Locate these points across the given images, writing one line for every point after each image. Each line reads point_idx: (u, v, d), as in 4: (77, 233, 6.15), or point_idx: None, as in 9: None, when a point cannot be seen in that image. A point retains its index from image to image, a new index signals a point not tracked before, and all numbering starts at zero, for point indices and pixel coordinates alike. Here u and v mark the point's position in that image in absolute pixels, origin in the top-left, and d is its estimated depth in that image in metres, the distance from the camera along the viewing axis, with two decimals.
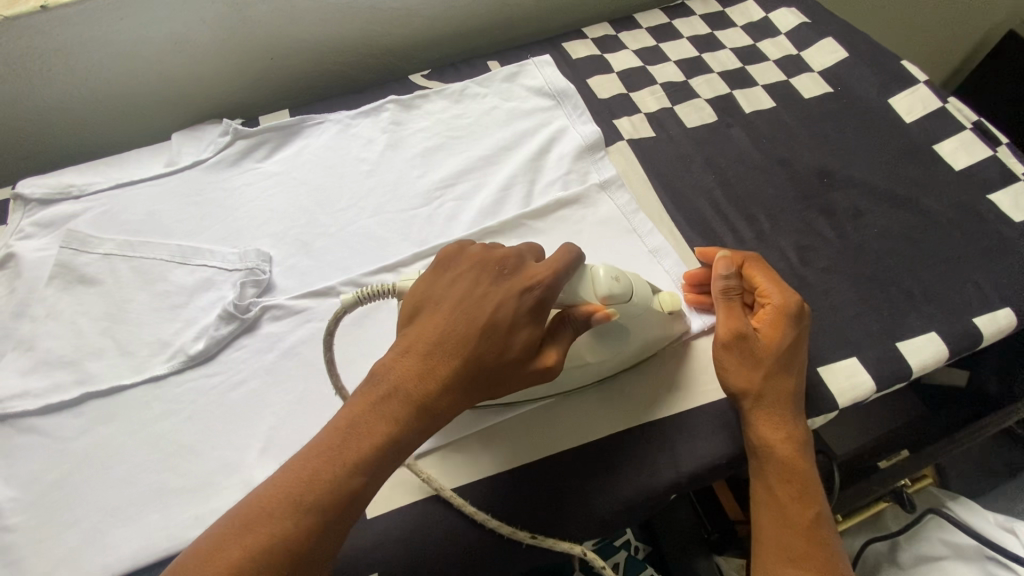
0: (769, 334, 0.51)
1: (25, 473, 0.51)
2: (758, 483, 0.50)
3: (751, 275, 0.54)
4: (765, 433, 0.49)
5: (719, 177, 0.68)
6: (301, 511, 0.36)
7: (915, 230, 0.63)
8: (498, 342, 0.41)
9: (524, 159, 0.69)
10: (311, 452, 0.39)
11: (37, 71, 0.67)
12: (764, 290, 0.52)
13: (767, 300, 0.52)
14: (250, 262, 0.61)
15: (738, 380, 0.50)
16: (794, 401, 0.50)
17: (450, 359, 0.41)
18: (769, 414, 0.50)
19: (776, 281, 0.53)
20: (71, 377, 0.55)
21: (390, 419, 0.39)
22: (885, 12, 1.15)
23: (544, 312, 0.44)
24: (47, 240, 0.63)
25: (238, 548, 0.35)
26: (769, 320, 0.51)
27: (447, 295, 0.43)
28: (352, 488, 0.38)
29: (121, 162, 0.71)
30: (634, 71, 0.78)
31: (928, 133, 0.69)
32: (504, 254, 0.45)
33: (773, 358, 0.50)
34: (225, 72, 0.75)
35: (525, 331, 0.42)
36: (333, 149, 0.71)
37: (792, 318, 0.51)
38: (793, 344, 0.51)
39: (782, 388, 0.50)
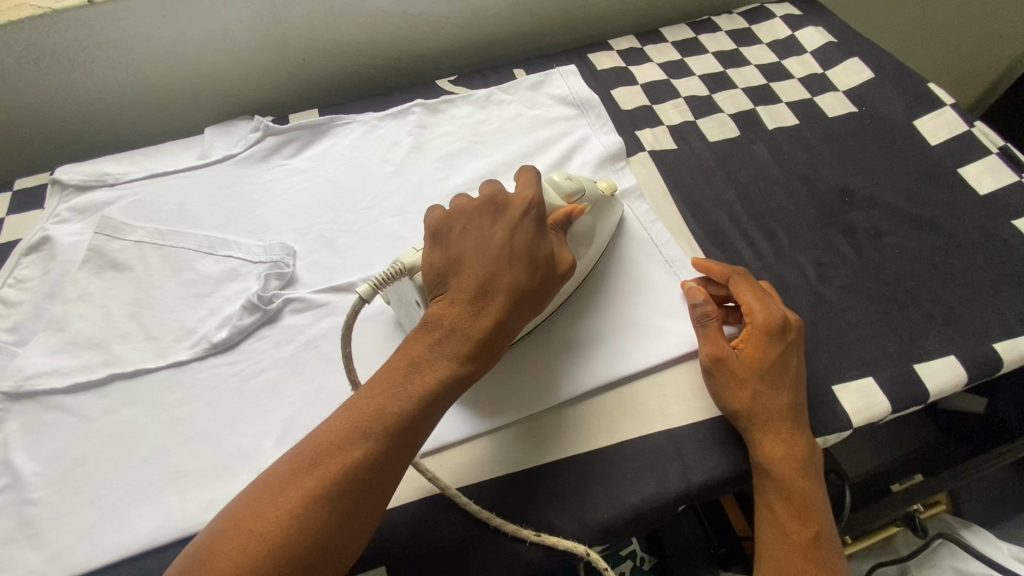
0: (754, 350, 0.51)
1: (50, 449, 0.52)
2: (760, 501, 0.50)
3: (737, 293, 0.55)
4: (762, 450, 0.49)
5: (739, 192, 0.68)
6: (375, 432, 0.41)
7: (937, 253, 0.62)
8: (525, 268, 0.47)
9: (546, 165, 0.70)
10: (373, 392, 0.43)
11: (81, 62, 0.70)
12: (749, 306, 0.53)
13: (752, 318, 0.52)
14: (275, 255, 0.63)
15: (728, 399, 0.51)
16: (792, 417, 0.50)
17: (494, 294, 0.46)
18: (765, 432, 0.49)
19: (761, 298, 0.53)
20: (97, 359, 0.56)
21: (444, 346, 0.45)
22: (913, 34, 1.14)
23: (546, 231, 0.50)
24: (82, 225, 0.66)
25: (315, 479, 0.38)
26: (753, 339, 0.52)
27: (465, 241, 0.48)
28: (421, 408, 0.42)
29: (155, 154, 0.73)
30: (658, 84, 0.79)
31: (953, 156, 0.69)
32: (495, 193, 0.50)
33: (758, 374, 0.51)
34: (259, 70, 0.77)
35: (542, 256, 0.49)
36: (360, 148, 0.72)
37: (775, 335, 0.51)
38: (779, 361, 0.51)
39: (776, 405, 0.50)
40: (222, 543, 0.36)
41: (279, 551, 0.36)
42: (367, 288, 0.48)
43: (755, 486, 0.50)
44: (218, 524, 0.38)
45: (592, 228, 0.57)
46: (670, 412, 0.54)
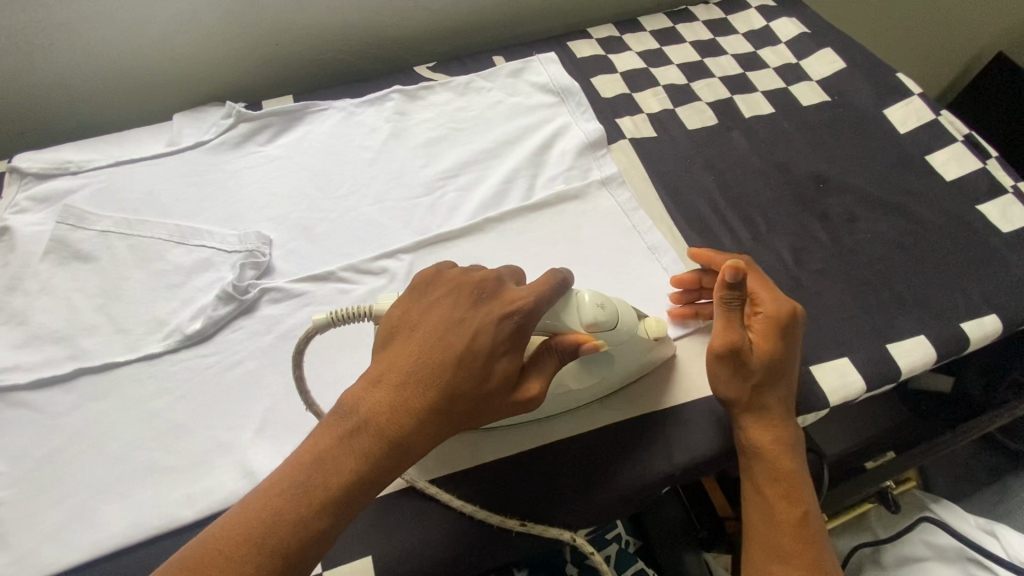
0: (761, 339, 0.50)
1: (13, 448, 0.50)
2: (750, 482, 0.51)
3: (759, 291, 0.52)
4: (754, 435, 0.50)
5: (718, 178, 0.69)
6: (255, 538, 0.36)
7: (906, 237, 0.64)
8: (476, 370, 0.40)
9: (527, 153, 0.70)
10: (276, 486, 0.37)
11: (40, 45, 0.67)
12: (761, 300, 0.52)
13: (761, 309, 0.51)
14: (250, 244, 0.61)
15: (722, 386, 0.51)
16: (783, 404, 0.51)
17: (425, 392, 0.40)
18: (757, 417, 0.50)
19: (777, 299, 0.52)
20: (63, 353, 0.54)
21: (356, 444, 0.39)
22: (884, 25, 1.17)
23: (523, 341, 0.42)
24: (42, 215, 0.63)
25: None
26: (761, 330, 0.50)
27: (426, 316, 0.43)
28: (323, 521, 0.37)
29: (120, 140, 0.70)
30: (637, 73, 0.79)
31: (921, 144, 0.71)
32: (483, 279, 0.44)
33: (762, 362, 0.49)
34: (230, 55, 0.75)
35: (502, 361, 0.41)
36: (336, 135, 0.71)
37: (783, 329, 0.50)
38: (782, 355, 0.50)
39: (772, 394, 0.50)
40: None
41: None
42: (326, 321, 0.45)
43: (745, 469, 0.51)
44: None
45: (608, 356, 0.50)
46: (652, 398, 0.54)
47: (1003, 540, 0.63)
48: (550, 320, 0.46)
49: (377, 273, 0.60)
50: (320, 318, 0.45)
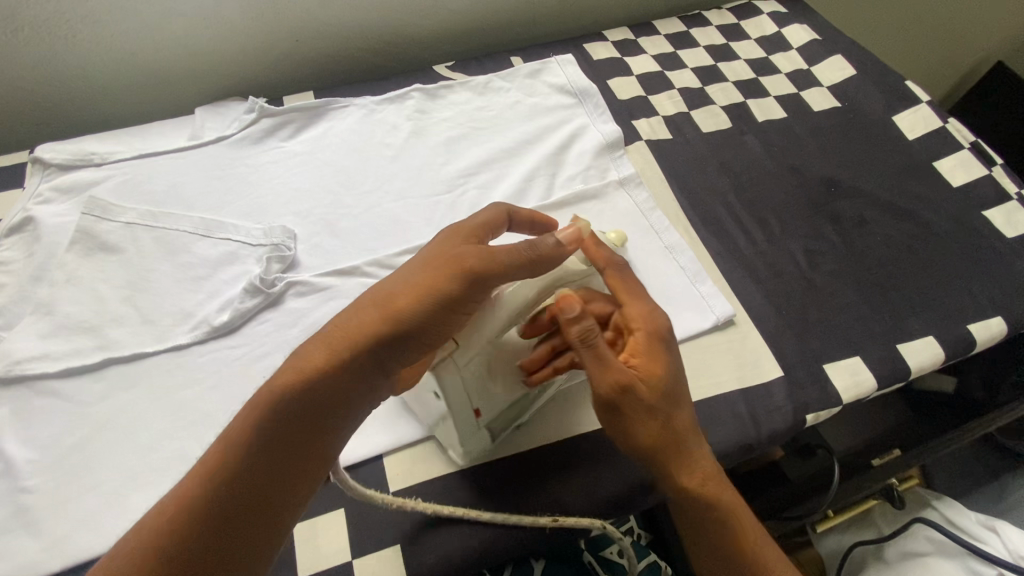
0: (648, 366, 0.48)
1: (43, 436, 0.50)
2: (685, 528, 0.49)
3: (614, 288, 0.51)
4: (677, 477, 0.47)
5: (732, 181, 0.70)
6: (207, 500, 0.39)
7: (915, 240, 0.66)
8: (422, 260, 0.47)
9: (546, 153, 0.71)
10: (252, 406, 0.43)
11: (64, 37, 0.67)
12: (629, 313, 0.50)
13: (639, 327, 0.49)
14: (275, 239, 0.62)
15: (620, 432, 0.48)
16: (675, 435, 0.47)
17: (374, 292, 0.46)
18: (680, 458, 0.47)
19: (638, 299, 0.50)
20: (91, 343, 0.55)
21: (310, 352, 0.43)
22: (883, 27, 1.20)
23: (461, 236, 0.49)
24: (65, 206, 0.63)
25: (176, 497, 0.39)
26: (643, 348, 0.48)
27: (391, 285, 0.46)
28: (275, 403, 0.41)
29: (142, 134, 0.70)
30: (652, 76, 0.80)
31: (929, 150, 0.73)
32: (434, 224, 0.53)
33: (659, 394, 0.47)
34: (251, 50, 0.75)
35: (441, 249, 0.47)
36: (358, 132, 0.72)
37: (665, 343, 0.48)
38: (673, 373, 0.48)
39: (676, 423, 0.47)
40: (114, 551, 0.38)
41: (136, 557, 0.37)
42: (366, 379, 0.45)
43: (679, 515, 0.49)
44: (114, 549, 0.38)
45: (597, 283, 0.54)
46: None
47: (1003, 536, 0.65)
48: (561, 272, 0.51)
49: None
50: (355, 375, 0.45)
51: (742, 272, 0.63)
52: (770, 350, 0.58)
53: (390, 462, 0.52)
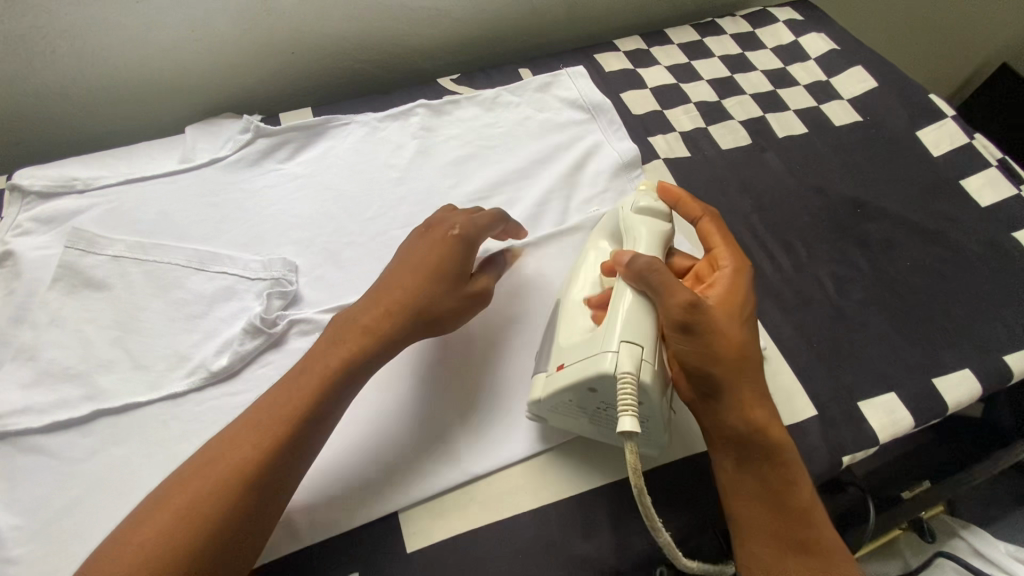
0: (728, 295, 0.48)
1: (28, 498, 0.46)
2: (726, 469, 0.46)
3: (709, 232, 0.54)
4: (747, 400, 0.46)
5: (754, 202, 0.67)
6: (207, 513, 0.39)
7: (946, 265, 0.63)
8: None
9: (560, 173, 0.67)
10: None
11: (40, 53, 0.62)
12: (719, 256, 0.52)
13: (727, 264, 0.51)
14: (276, 272, 0.58)
15: (694, 353, 0.45)
16: (753, 358, 0.47)
17: None
18: (750, 386, 0.46)
19: (729, 244, 0.53)
20: (78, 392, 0.50)
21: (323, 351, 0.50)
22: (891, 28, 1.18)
23: None
24: (47, 238, 0.58)
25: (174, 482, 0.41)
26: (729, 281, 0.50)
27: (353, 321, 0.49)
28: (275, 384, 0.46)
29: (129, 156, 0.66)
30: (667, 88, 0.77)
31: (955, 168, 0.71)
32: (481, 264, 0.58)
33: (738, 315, 0.48)
34: (244, 63, 0.71)
35: None
36: (360, 152, 0.67)
37: (748, 278, 0.50)
38: (748, 306, 0.49)
39: (754, 350, 0.47)
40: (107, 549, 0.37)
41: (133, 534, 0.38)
42: (631, 421, 0.40)
43: (728, 456, 0.46)
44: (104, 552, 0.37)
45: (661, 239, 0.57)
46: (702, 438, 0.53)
47: None
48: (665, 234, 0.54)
49: None
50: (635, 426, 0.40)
51: (770, 302, 0.61)
52: (803, 387, 0.55)
53: (406, 518, 0.48)
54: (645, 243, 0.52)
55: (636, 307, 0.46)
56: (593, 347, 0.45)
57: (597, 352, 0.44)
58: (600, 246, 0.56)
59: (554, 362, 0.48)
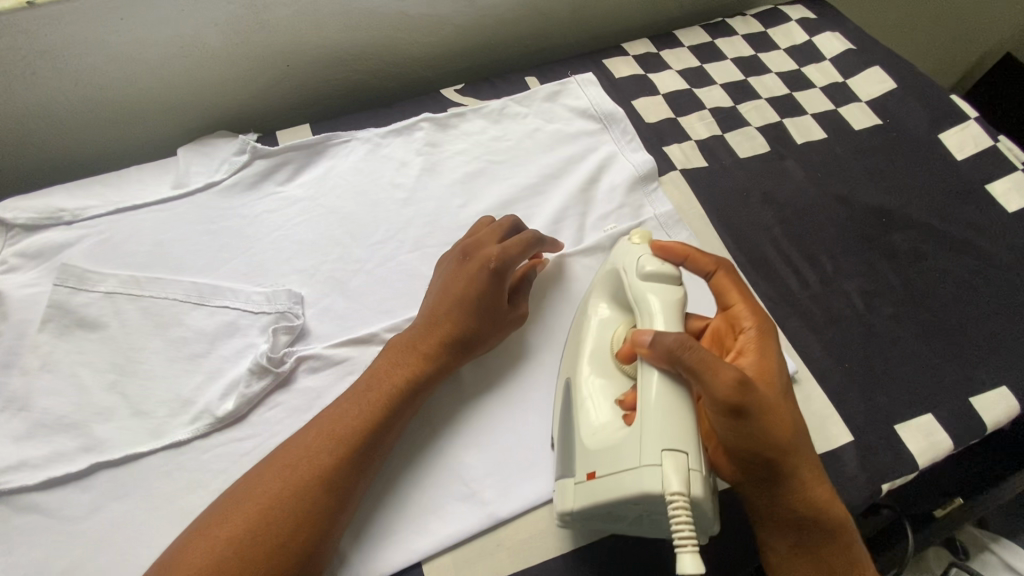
0: (760, 364, 0.45)
1: (26, 562, 0.43)
2: (783, 551, 0.45)
3: (724, 289, 0.49)
4: (798, 479, 0.43)
5: (776, 214, 0.65)
6: (274, 534, 0.39)
7: (977, 276, 0.61)
8: None
9: (574, 188, 0.64)
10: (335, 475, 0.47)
11: (18, 74, 0.58)
12: (741, 313, 0.47)
13: (752, 325, 0.47)
14: (281, 305, 0.55)
15: (745, 442, 0.41)
16: (799, 434, 0.44)
17: None
18: (800, 465, 0.43)
19: (749, 298, 0.48)
20: (75, 444, 0.47)
21: None
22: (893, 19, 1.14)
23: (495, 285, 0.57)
24: (35, 274, 0.55)
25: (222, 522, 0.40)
26: (757, 347, 0.45)
27: (384, 355, 0.50)
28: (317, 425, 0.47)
29: (118, 182, 0.62)
30: (680, 94, 0.74)
31: (980, 172, 0.68)
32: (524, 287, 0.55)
33: (776, 387, 0.44)
34: (236, 79, 0.67)
35: None
36: (363, 171, 0.64)
37: (772, 338, 0.47)
38: (782, 372, 0.45)
39: (797, 423, 0.44)
40: None
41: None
42: (693, 558, 0.35)
43: (785, 539, 0.44)
44: None
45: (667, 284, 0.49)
46: None
47: None
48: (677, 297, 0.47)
49: None
50: (699, 565, 0.35)
51: (798, 321, 0.58)
52: (837, 411, 0.53)
53: (430, 568, 0.45)
54: (660, 313, 0.45)
55: (667, 401, 0.40)
56: (629, 459, 0.40)
57: (637, 467, 0.39)
58: (603, 310, 0.51)
59: (583, 470, 0.43)
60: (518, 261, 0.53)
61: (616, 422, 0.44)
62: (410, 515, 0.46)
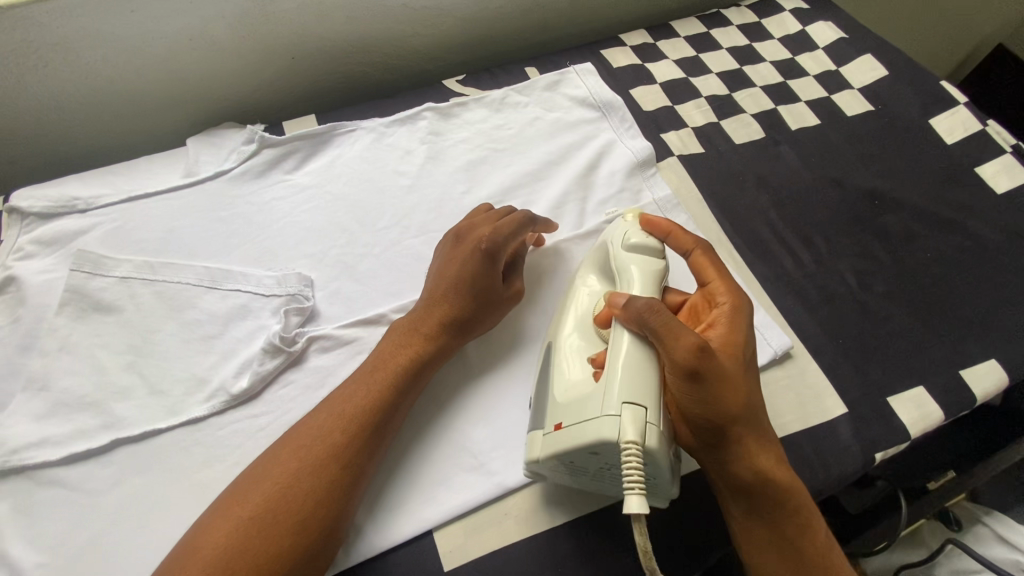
0: (725, 337, 0.45)
1: (51, 534, 0.45)
2: (735, 512, 0.45)
3: (700, 265, 0.50)
4: (754, 445, 0.44)
5: (772, 197, 0.67)
6: (292, 510, 0.41)
7: (966, 255, 0.63)
8: None
9: (575, 173, 0.66)
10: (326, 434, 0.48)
11: (32, 67, 0.60)
12: (716, 288, 0.48)
13: (723, 298, 0.48)
14: (292, 288, 0.56)
15: (702, 405, 0.42)
16: (758, 406, 0.45)
17: None
18: (756, 432, 0.44)
19: (724, 275, 0.49)
20: (95, 421, 0.49)
21: None
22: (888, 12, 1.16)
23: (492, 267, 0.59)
24: (51, 261, 0.56)
25: (238, 501, 0.42)
26: (722, 320, 0.46)
27: (386, 339, 0.51)
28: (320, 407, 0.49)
29: (130, 171, 0.64)
30: (677, 83, 0.76)
31: (970, 155, 0.70)
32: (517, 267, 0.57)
33: (738, 359, 0.44)
34: (242, 71, 0.68)
35: None
36: (369, 160, 0.66)
37: (746, 314, 0.47)
38: (746, 346, 0.46)
39: (757, 396, 0.45)
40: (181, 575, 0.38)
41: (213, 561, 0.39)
42: (639, 500, 0.37)
43: (739, 503, 0.45)
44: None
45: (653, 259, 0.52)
46: None
47: None
48: (657, 269, 0.50)
49: None
50: (646, 506, 0.37)
51: (793, 299, 0.60)
52: (831, 385, 0.55)
53: (441, 536, 0.47)
54: (638, 283, 0.48)
55: (635, 358, 0.42)
56: (594, 408, 0.41)
57: (597, 415, 0.41)
58: (591, 283, 0.53)
59: (550, 421, 0.44)
60: (509, 244, 0.54)
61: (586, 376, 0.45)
62: (421, 486, 0.48)
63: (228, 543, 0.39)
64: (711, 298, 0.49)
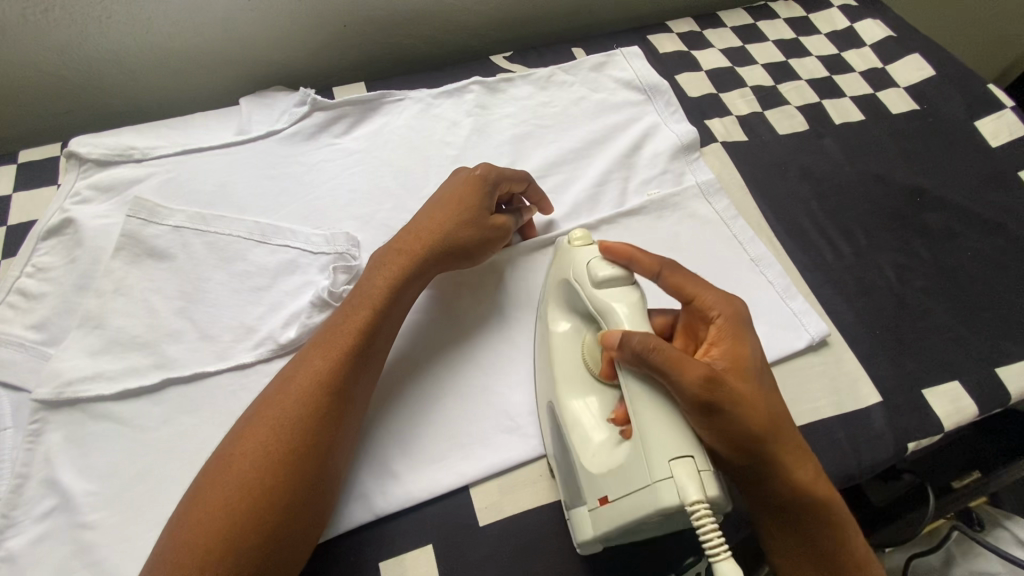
0: (734, 351, 0.43)
1: (103, 465, 0.46)
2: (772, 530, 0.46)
3: (678, 287, 0.46)
4: (786, 466, 0.43)
5: (814, 188, 0.67)
6: (310, 438, 0.42)
7: (1007, 255, 0.63)
8: None
9: (618, 153, 0.66)
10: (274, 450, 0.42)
11: (96, 18, 0.61)
12: (704, 301, 0.45)
13: (718, 314, 0.44)
14: (340, 247, 0.57)
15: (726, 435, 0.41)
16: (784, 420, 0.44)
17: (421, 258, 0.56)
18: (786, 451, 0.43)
19: (709, 288, 0.45)
20: (147, 361, 0.50)
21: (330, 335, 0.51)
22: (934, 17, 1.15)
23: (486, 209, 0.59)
24: (108, 207, 0.58)
25: (252, 437, 0.41)
26: (729, 334, 0.44)
27: (377, 267, 0.51)
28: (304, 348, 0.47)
29: (185, 127, 0.65)
30: (722, 72, 0.76)
31: (1014, 159, 0.70)
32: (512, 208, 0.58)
33: (750, 376, 0.43)
34: (294, 33, 0.69)
35: None
36: (416, 128, 0.67)
37: (745, 324, 0.45)
38: (755, 353, 0.44)
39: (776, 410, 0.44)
40: (209, 509, 0.38)
41: (242, 491, 0.39)
42: (731, 565, 0.34)
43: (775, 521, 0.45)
44: (199, 523, 0.37)
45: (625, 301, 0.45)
46: None
47: None
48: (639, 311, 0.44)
49: (472, 281, 0.57)
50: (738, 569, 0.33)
51: (831, 289, 0.60)
52: (866, 373, 0.55)
53: (477, 492, 0.48)
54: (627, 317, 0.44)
55: (656, 412, 0.39)
56: (642, 475, 0.38)
57: (648, 482, 0.38)
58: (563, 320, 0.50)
59: (591, 495, 0.42)
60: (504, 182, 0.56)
61: (611, 440, 0.43)
62: (459, 444, 0.49)
63: (253, 477, 0.39)
64: (705, 317, 0.45)
